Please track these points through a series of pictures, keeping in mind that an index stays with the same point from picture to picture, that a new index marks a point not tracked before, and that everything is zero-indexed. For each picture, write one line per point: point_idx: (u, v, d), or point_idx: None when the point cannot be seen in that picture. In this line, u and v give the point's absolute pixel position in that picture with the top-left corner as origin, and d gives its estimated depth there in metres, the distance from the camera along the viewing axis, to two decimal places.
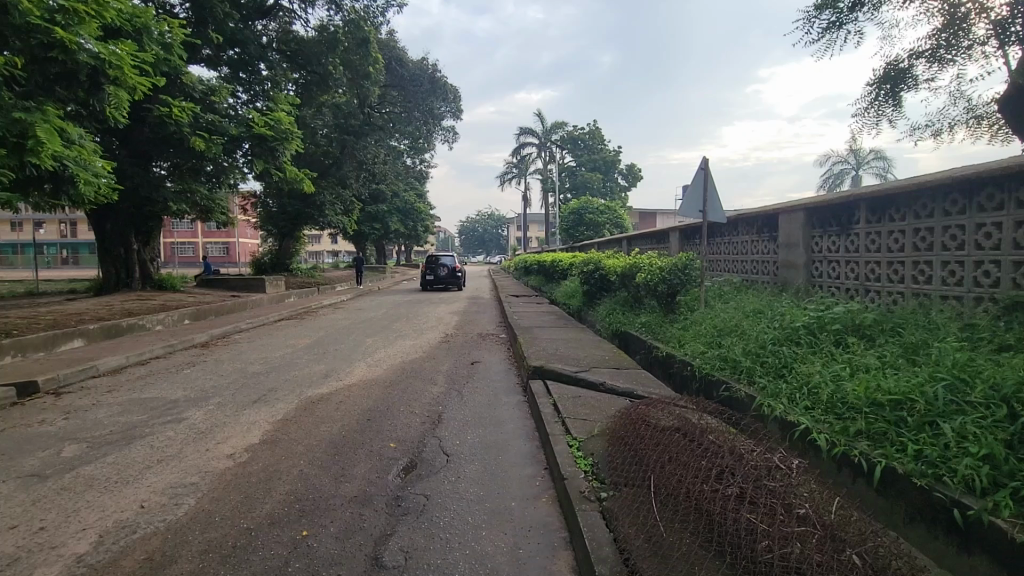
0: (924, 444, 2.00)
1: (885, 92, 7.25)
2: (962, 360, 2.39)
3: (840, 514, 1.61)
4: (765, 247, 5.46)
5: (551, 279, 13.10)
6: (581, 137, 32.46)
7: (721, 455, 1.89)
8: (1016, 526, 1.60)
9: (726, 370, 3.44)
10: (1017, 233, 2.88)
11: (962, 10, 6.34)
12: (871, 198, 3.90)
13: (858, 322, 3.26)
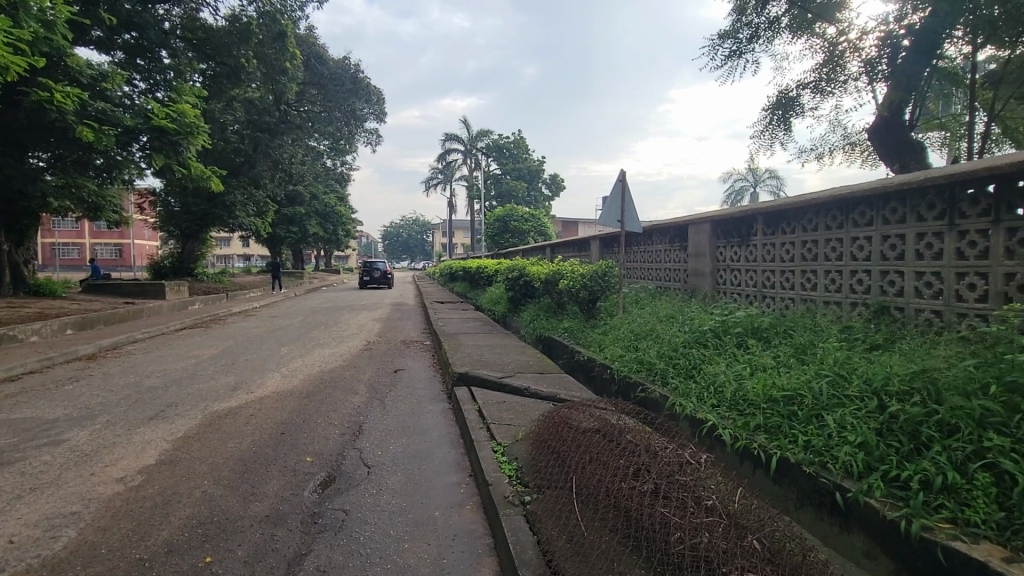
0: (812, 435, 2.22)
1: (777, 117, 7.99)
2: (842, 358, 2.68)
3: (743, 503, 1.73)
4: (677, 256, 5.83)
5: (477, 285, 13.12)
6: (506, 146, 32.92)
7: (638, 453, 1.96)
8: (886, 505, 1.82)
9: (643, 372, 3.62)
10: (883, 246, 3.28)
11: (839, 48, 7.14)
12: (767, 212, 4.29)
13: (756, 325, 3.56)
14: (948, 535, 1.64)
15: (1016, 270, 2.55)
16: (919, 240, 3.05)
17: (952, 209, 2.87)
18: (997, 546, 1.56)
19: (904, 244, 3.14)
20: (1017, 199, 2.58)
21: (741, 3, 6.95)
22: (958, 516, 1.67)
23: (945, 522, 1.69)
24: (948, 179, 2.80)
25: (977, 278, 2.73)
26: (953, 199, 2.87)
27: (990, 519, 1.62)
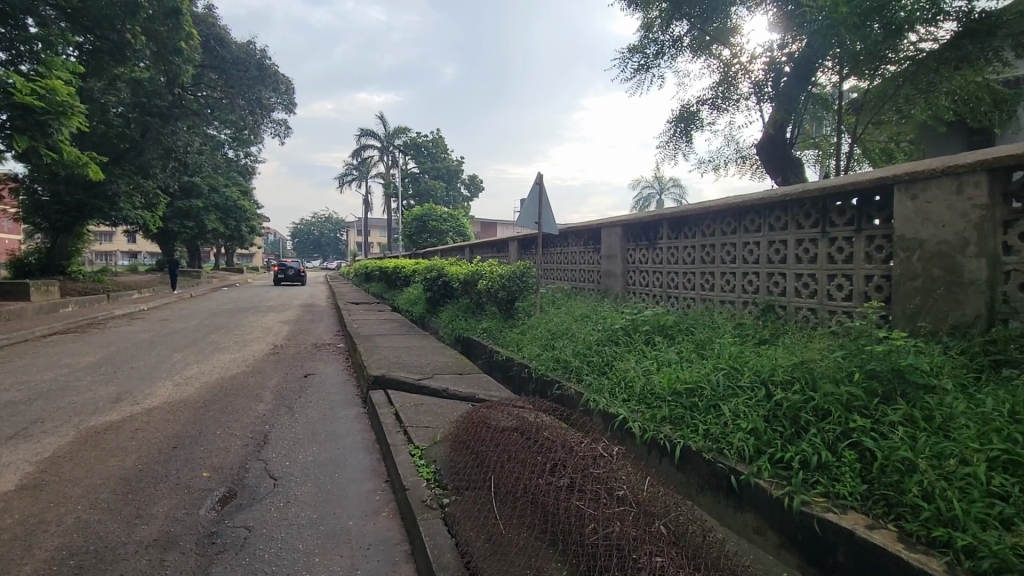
0: (710, 424, 2.40)
1: (680, 130, 8.57)
2: (735, 352, 2.93)
3: (651, 491, 1.82)
4: (591, 258, 6.07)
5: (393, 286, 12.81)
6: (424, 145, 32.47)
7: (554, 449, 2.00)
8: (772, 484, 2.01)
9: (559, 370, 3.72)
10: (769, 250, 3.63)
11: (733, 69, 7.80)
12: (671, 217, 4.58)
13: (662, 323, 3.80)
14: (822, 507, 1.85)
15: (874, 272, 2.93)
16: (799, 245, 3.41)
17: (825, 218, 3.24)
18: (860, 514, 1.78)
19: (786, 249, 3.49)
20: (875, 210, 2.96)
21: (648, 20, 7.39)
22: (829, 489, 1.89)
23: (820, 496, 1.90)
24: (821, 191, 3.15)
25: (844, 280, 3.10)
26: (825, 209, 3.23)
27: (855, 491, 1.84)
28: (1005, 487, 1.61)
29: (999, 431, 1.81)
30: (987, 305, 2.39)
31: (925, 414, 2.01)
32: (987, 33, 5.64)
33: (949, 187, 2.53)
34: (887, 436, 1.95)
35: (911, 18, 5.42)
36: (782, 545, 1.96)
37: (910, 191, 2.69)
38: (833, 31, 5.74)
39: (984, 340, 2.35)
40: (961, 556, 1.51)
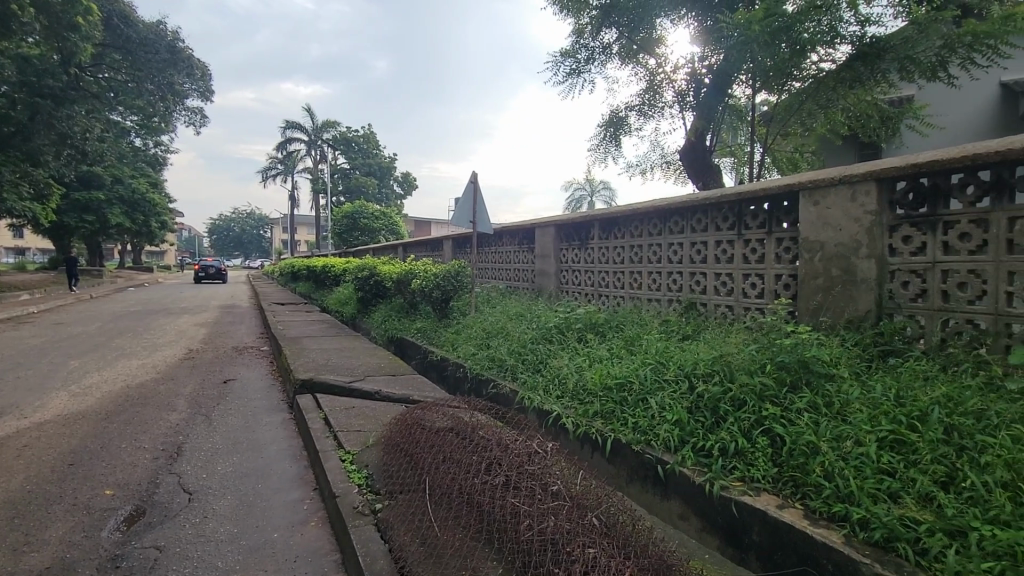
0: (639, 417, 2.50)
1: (609, 134, 8.87)
2: (662, 348, 3.07)
3: (584, 484, 1.86)
4: (525, 257, 6.14)
5: (322, 286, 12.31)
6: (355, 140, 31.46)
7: (490, 448, 2.00)
8: (695, 471, 2.13)
9: (494, 368, 3.74)
10: (691, 251, 3.84)
11: (658, 78, 8.17)
12: (602, 218, 4.73)
13: (593, 321, 3.91)
14: (739, 491, 1.98)
15: (783, 272, 3.17)
16: (717, 246, 3.63)
17: (740, 221, 3.47)
18: (772, 495, 1.93)
19: (707, 250, 3.70)
20: (783, 215, 3.21)
21: (579, 26, 7.59)
22: (745, 474, 2.02)
23: (737, 480, 2.04)
24: (737, 196, 3.38)
25: (758, 278, 3.34)
26: (740, 213, 3.46)
27: (767, 474, 1.99)
28: (891, 463, 1.80)
29: (886, 413, 2.02)
30: (877, 301, 2.67)
31: (826, 400, 2.20)
32: (876, 57, 6.26)
33: (845, 194, 2.79)
34: (795, 422, 2.12)
35: (812, 40, 5.88)
36: (704, 529, 2.08)
37: (813, 197, 2.94)
38: (747, 49, 6.19)
39: (874, 332, 2.62)
40: (856, 528, 1.67)
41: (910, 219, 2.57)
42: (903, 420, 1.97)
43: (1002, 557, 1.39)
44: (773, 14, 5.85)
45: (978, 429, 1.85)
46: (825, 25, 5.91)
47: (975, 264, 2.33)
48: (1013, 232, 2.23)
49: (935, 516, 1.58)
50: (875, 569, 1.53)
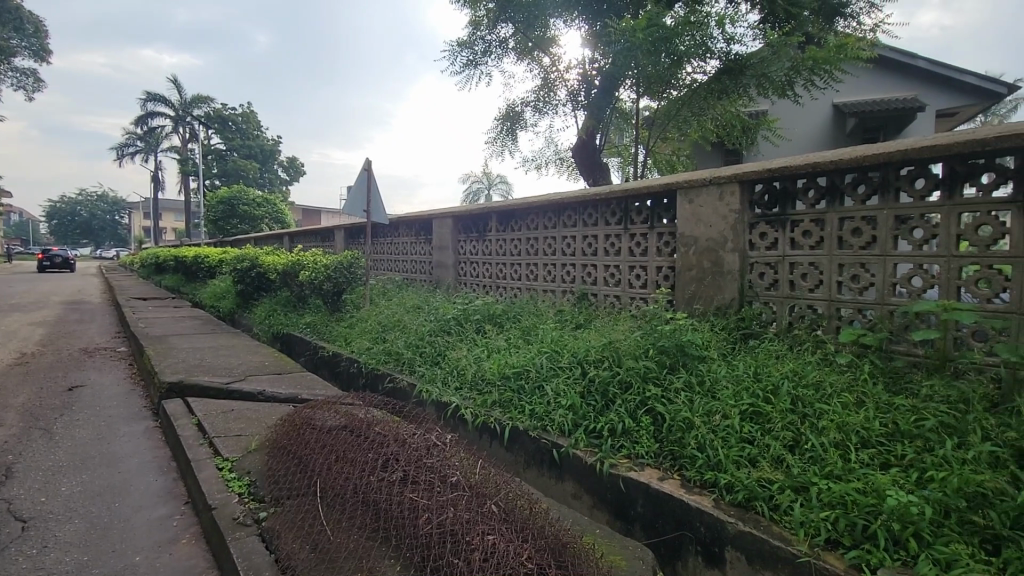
0: (535, 404, 2.58)
1: (506, 129, 8.98)
2: (556, 336, 3.19)
3: (483, 473, 1.87)
4: (422, 249, 6.03)
5: (193, 278, 11.08)
6: (232, 118, 28.64)
7: (385, 444, 1.93)
8: (587, 451, 2.25)
9: (390, 362, 3.64)
10: (583, 243, 4.02)
11: (552, 76, 8.41)
12: (499, 211, 4.79)
13: (491, 312, 3.96)
14: (626, 467, 2.12)
15: (663, 264, 3.44)
16: (606, 240, 3.85)
17: (626, 216, 3.70)
18: (655, 469, 2.09)
19: (597, 243, 3.91)
20: (664, 211, 3.48)
21: (475, 17, 7.56)
22: (631, 451, 2.18)
23: (624, 457, 2.18)
24: (623, 193, 3.59)
25: (641, 270, 3.59)
26: (626, 208, 3.69)
27: (650, 449, 2.15)
28: (751, 433, 2.04)
29: (747, 389, 2.28)
30: (740, 290, 2.99)
31: (699, 379, 2.44)
32: (738, 72, 6.94)
33: (715, 193, 3.08)
34: (673, 401, 2.32)
35: (687, 53, 6.45)
36: (595, 505, 2.20)
37: (689, 195, 3.22)
38: (631, 58, 6.58)
39: (738, 318, 2.94)
40: (724, 492, 1.87)
41: (766, 218, 2.92)
42: (760, 394, 2.23)
43: (835, 505, 1.64)
44: (654, 25, 6.27)
45: (817, 398, 2.16)
46: (697, 40, 6.45)
47: (815, 257, 2.71)
48: (843, 230, 2.61)
49: (785, 475, 1.81)
50: (739, 527, 1.72)
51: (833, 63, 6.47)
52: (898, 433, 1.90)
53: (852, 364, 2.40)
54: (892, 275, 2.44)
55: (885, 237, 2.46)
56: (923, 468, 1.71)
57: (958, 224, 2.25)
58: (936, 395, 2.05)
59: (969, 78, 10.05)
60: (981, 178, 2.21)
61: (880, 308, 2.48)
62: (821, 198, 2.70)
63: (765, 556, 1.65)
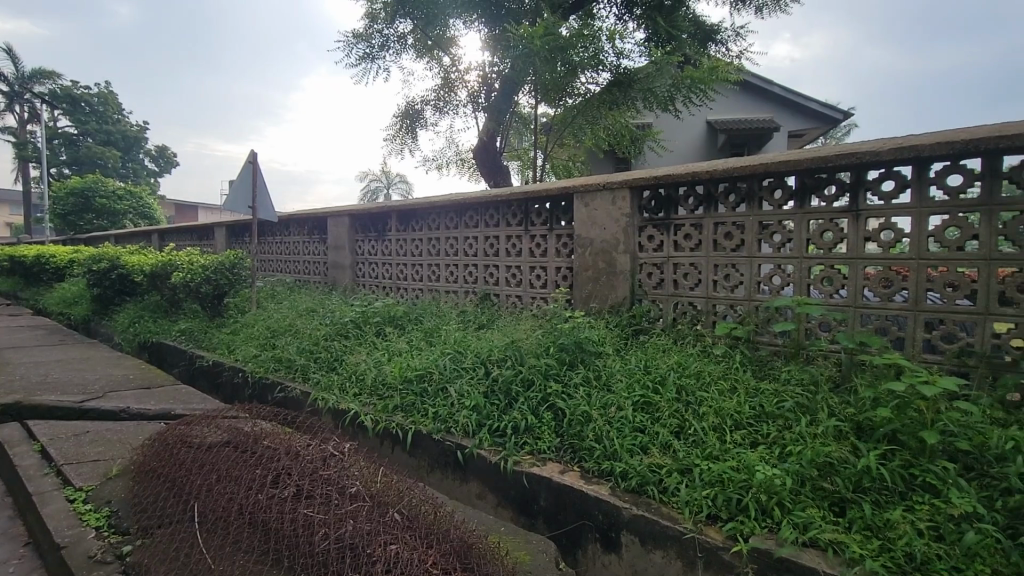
0: (439, 406, 2.55)
1: (406, 126, 8.72)
2: (459, 337, 3.17)
3: (384, 481, 1.79)
4: (315, 248, 5.70)
5: (34, 281, 9.49)
6: (84, 98, 24.98)
7: (276, 458, 1.79)
8: (491, 451, 2.27)
9: (281, 370, 3.39)
10: (485, 244, 4.05)
11: (453, 76, 8.30)
12: (399, 210, 4.67)
13: (392, 313, 3.85)
14: (529, 463, 2.17)
15: (561, 264, 3.57)
16: (508, 241, 3.91)
17: (527, 217, 3.78)
18: (556, 463, 2.17)
19: (498, 244, 3.95)
20: (561, 213, 3.61)
21: (372, 10, 7.30)
22: (534, 447, 2.23)
23: (527, 454, 2.23)
24: (524, 195, 3.67)
25: (542, 270, 3.70)
26: (527, 210, 3.77)
27: (551, 444, 2.22)
28: (642, 422, 2.19)
29: (639, 381, 2.44)
30: (631, 289, 3.19)
31: (596, 374, 2.56)
32: (627, 85, 7.35)
33: (608, 198, 3.26)
34: (572, 396, 2.41)
35: (580, 63, 6.76)
36: (499, 504, 2.23)
37: (585, 199, 3.37)
38: (529, 63, 6.75)
39: (629, 315, 3.14)
40: (619, 479, 1.98)
41: (653, 222, 3.14)
42: (650, 385, 2.40)
43: (714, 483, 1.80)
44: (550, 34, 6.51)
45: (699, 386, 2.36)
46: (590, 53, 6.73)
47: (695, 258, 2.96)
48: (718, 234, 2.89)
49: (672, 459, 1.96)
50: (633, 511, 1.84)
51: (707, 83, 7.14)
52: (764, 415, 2.13)
53: (726, 354, 2.66)
54: (758, 275, 2.75)
55: (752, 240, 2.76)
56: (784, 444, 1.95)
57: (808, 230, 2.59)
58: (793, 378, 2.34)
59: (813, 104, 11.61)
60: (825, 191, 2.55)
61: (748, 304, 2.77)
62: (700, 204, 2.96)
63: (656, 536, 1.77)
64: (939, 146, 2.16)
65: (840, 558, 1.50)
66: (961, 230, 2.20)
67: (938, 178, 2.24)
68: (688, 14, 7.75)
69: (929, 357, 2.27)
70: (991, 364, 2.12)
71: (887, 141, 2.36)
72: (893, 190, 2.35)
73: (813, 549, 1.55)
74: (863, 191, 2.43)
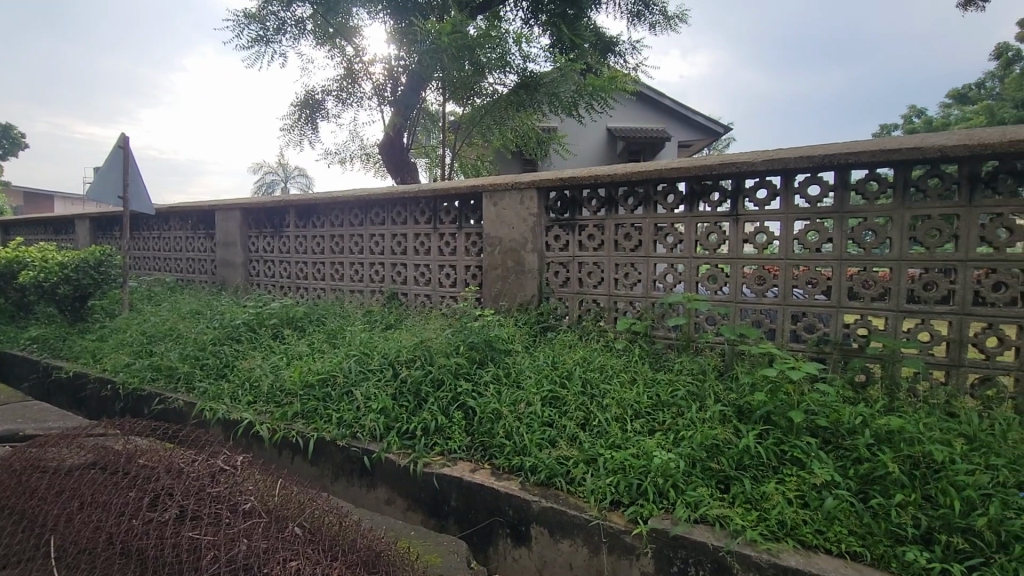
0: (343, 411, 2.44)
1: (305, 117, 7.46)
2: (365, 338, 3.05)
3: (284, 494, 1.67)
4: (201, 244, 5.19)
5: None
6: None
7: (154, 479, 1.60)
8: (400, 454, 2.21)
9: (160, 380, 3.05)
10: (392, 242, 3.94)
11: (357, 66, 7.16)
12: (298, 205, 4.39)
13: (290, 314, 3.62)
14: (440, 464, 2.15)
15: (471, 263, 3.57)
16: (416, 239, 3.83)
17: (435, 215, 3.73)
18: (467, 462, 2.17)
19: (406, 242, 3.87)
20: (470, 212, 3.60)
21: None
22: (444, 448, 2.22)
23: (438, 455, 2.21)
24: (432, 192, 3.62)
25: (451, 269, 3.67)
26: (435, 208, 3.72)
27: (462, 443, 2.22)
28: (550, 415, 2.25)
29: (547, 376, 2.51)
30: (538, 287, 3.28)
31: (505, 372, 2.59)
32: (533, 88, 7.52)
33: (516, 198, 3.31)
34: (482, 394, 2.42)
35: (487, 64, 6.83)
36: (409, 507, 2.19)
37: (493, 198, 3.39)
38: (436, 60, 6.58)
39: (537, 313, 3.22)
40: (529, 473, 2.02)
41: (559, 222, 3.24)
42: (557, 380, 2.48)
43: (617, 471, 1.90)
44: (458, 32, 6.46)
45: (602, 379, 2.48)
46: (497, 55, 6.84)
47: (598, 257, 3.10)
48: (618, 235, 3.05)
49: (578, 451, 2.03)
50: (542, 504, 1.89)
51: (607, 91, 7.51)
52: (660, 403, 2.29)
53: (626, 348, 2.82)
54: (653, 273, 2.94)
55: (649, 241, 2.95)
56: (677, 429, 2.10)
57: (697, 232, 2.82)
58: (685, 369, 2.54)
59: (699, 117, 12.67)
60: (711, 196, 2.79)
61: (645, 301, 2.96)
62: (602, 206, 3.11)
63: (564, 526, 1.84)
64: (802, 159, 2.45)
65: (725, 531, 1.65)
66: (819, 234, 2.51)
67: (801, 188, 2.54)
68: (589, 24, 8.07)
69: (795, 345, 2.57)
70: (842, 350, 2.45)
71: (761, 154, 2.63)
72: (766, 198, 2.63)
73: (702, 524, 1.69)
74: (742, 197, 2.69)
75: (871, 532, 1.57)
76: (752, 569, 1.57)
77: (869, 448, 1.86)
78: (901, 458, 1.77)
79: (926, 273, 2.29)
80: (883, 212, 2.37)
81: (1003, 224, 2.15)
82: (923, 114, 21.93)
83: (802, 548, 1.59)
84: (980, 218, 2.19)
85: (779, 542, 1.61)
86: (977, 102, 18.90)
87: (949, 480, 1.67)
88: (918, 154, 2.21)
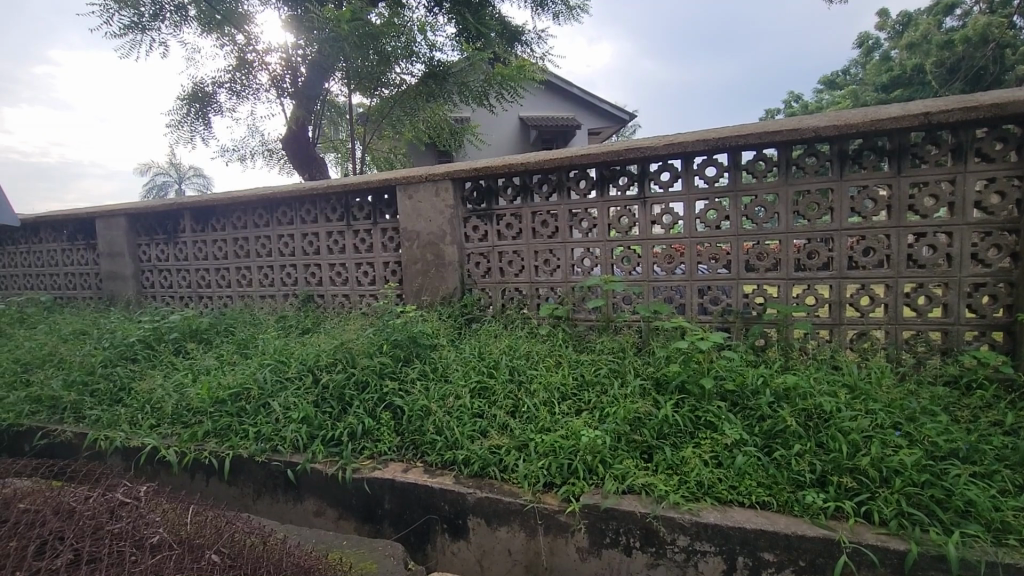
0: (260, 424, 2.29)
1: (194, 112, 6.78)
2: (279, 346, 2.87)
3: (197, 521, 1.55)
4: (80, 256, 4.63)
5: None
6: None
7: (38, 523, 1.39)
8: (327, 463, 2.12)
9: (42, 412, 2.70)
10: (303, 242, 3.74)
11: (252, 57, 6.61)
12: (193, 207, 4.03)
13: (194, 327, 3.34)
14: (370, 468, 2.09)
15: (389, 260, 3.48)
16: (329, 237, 3.66)
17: (348, 212, 3.58)
18: (398, 462, 2.13)
19: (318, 241, 3.69)
20: (385, 207, 3.48)
21: None
22: (374, 450, 2.16)
23: (367, 459, 2.15)
24: (342, 189, 3.46)
25: (368, 267, 3.55)
26: (348, 205, 3.57)
27: (392, 444, 2.17)
28: (480, 406, 2.25)
29: (474, 368, 2.50)
30: (460, 279, 3.26)
31: (432, 367, 2.55)
32: (442, 78, 7.42)
33: (430, 190, 3.25)
34: (410, 391, 2.37)
35: (394, 54, 6.64)
36: (340, 517, 2.12)
37: (407, 191, 3.30)
38: (338, 49, 6.25)
39: (461, 305, 3.21)
40: (462, 466, 2.02)
41: (476, 213, 3.23)
42: (485, 370, 2.48)
43: (548, 453, 1.94)
44: (359, 19, 6.16)
45: (529, 366, 2.52)
46: (402, 44, 6.68)
47: (517, 245, 3.13)
48: (535, 222, 3.09)
49: (509, 438, 2.05)
50: (477, 495, 1.89)
51: (516, 81, 7.41)
52: (585, 383, 2.37)
53: (550, 333, 2.88)
54: (571, 258, 3.02)
55: (565, 227, 3.01)
56: (602, 407, 2.18)
57: (609, 216, 2.92)
58: (606, 348, 2.63)
59: (607, 105, 13.16)
60: (618, 181, 2.90)
61: (566, 285, 3.04)
62: (518, 195, 3.14)
63: (500, 514, 1.86)
64: (699, 142, 2.60)
65: (651, 498, 1.75)
66: (718, 212, 2.70)
67: (699, 170, 2.71)
68: (494, 14, 8.02)
69: (703, 317, 2.75)
70: (743, 319, 2.67)
71: (663, 139, 2.76)
72: (669, 180, 2.78)
73: (630, 494, 1.79)
74: (648, 181, 2.82)
75: (778, 481, 1.73)
76: (677, 530, 1.68)
77: (770, 406, 2.03)
78: (798, 412, 1.96)
79: (809, 243, 2.55)
80: (771, 189, 2.58)
81: (868, 195, 2.42)
82: (800, 99, 24.16)
83: (719, 504, 1.72)
84: (849, 191, 2.45)
85: (699, 500, 1.73)
86: (845, 88, 21.11)
87: (838, 427, 1.87)
88: (797, 135, 2.42)
